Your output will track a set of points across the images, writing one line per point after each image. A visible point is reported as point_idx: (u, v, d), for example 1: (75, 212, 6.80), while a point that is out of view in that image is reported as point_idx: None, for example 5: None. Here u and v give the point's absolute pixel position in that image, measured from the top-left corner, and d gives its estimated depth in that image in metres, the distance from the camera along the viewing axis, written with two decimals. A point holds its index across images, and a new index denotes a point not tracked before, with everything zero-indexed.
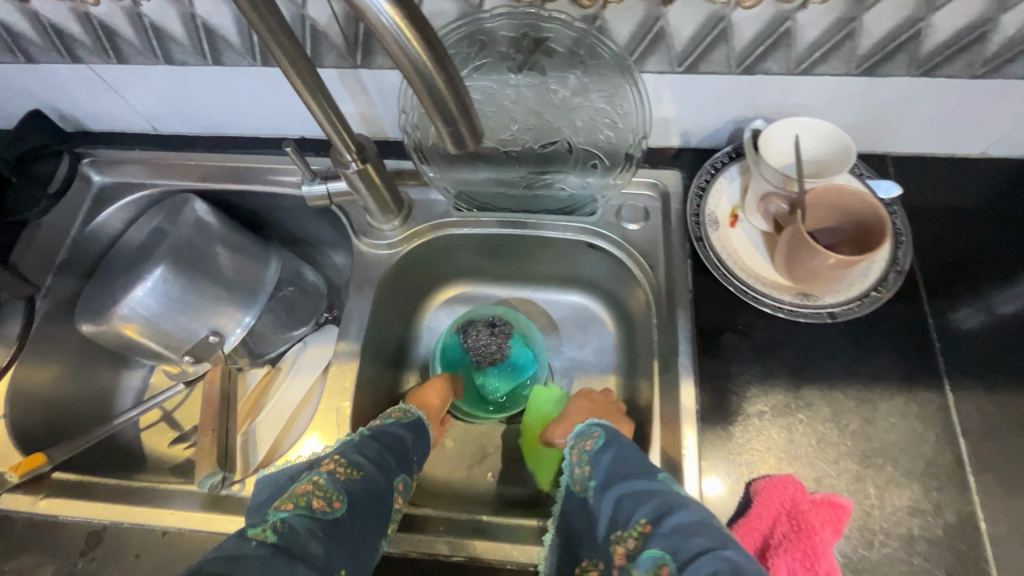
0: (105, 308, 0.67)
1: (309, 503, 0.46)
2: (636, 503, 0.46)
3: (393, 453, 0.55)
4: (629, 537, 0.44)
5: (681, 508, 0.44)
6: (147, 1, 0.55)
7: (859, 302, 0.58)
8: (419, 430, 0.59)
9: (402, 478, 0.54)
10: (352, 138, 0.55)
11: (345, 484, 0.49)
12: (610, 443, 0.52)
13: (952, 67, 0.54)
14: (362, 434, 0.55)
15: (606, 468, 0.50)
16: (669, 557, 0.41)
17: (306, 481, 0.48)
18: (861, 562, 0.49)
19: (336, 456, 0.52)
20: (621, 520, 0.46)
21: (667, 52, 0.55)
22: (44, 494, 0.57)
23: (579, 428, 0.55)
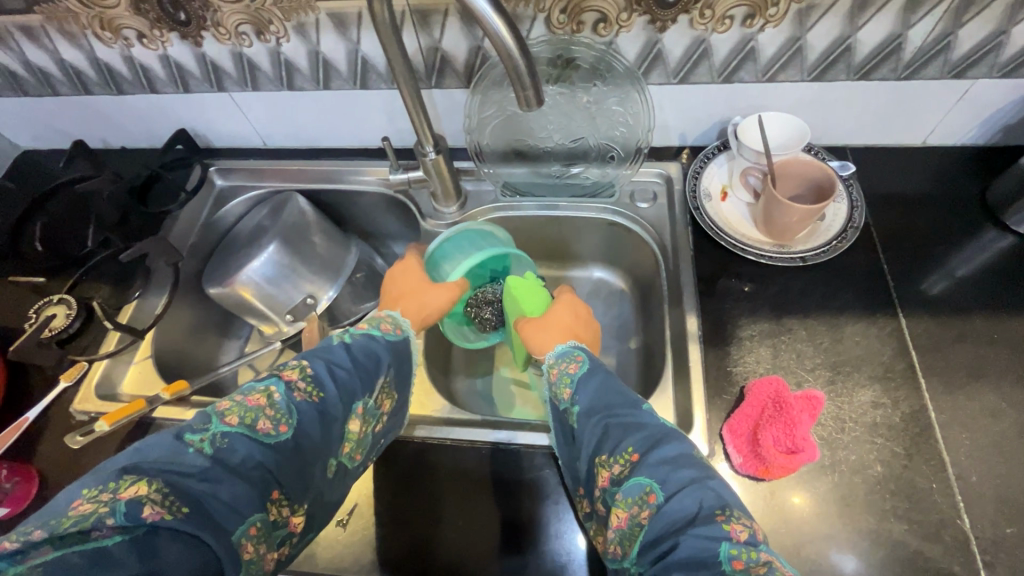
0: (227, 275, 0.85)
1: (255, 422, 0.48)
2: (625, 434, 0.51)
3: (362, 377, 0.56)
4: (616, 464, 0.50)
5: (669, 441, 0.50)
6: (286, 44, 0.77)
7: (826, 250, 0.74)
8: (394, 357, 0.61)
9: (362, 402, 0.56)
10: (432, 133, 0.74)
11: (298, 407, 0.50)
12: (594, 371, 0.59)
13: (881, 71, 0.72)
14: (341, 355, 0.56)
15: (592, 397, 0.56)
16: (657, 487, 0.47)
17: (261, 390, 0.50)
18: (835, 441, 0.62)
19: (304, 366, 0.54)
20: (608, 446, 0.52)
21: (665, 67, 0.74)
22: (190, 407, 0.73)
23: (560, 351, 0.62)
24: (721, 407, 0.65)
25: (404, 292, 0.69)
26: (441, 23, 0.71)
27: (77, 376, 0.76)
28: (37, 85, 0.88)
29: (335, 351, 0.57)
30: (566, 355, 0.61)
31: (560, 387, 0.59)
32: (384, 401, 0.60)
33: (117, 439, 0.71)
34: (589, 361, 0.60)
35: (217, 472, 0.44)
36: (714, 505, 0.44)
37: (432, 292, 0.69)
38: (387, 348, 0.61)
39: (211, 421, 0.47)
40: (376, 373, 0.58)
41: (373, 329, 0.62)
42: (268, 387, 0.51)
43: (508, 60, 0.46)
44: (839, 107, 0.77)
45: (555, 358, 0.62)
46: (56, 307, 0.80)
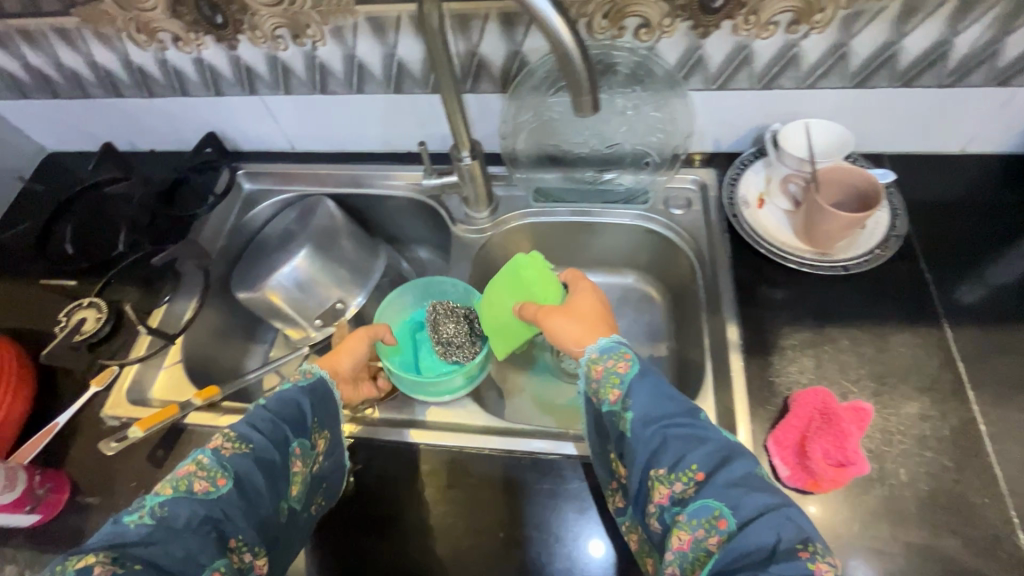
0: (258, 279, 0.85)
1: (190, 485, 0.49)
2: (688, 449, 0.50)
3: (287, 424, 0.56)
4: (679, 482, 0.49)
5: (735, 460, 0.49)
6: (322, 47, 0.76)
7: (868, 258, 0.73)
8: (317, 398, 0.60)
9: (300, 443, 0.57)
10: (469, 139, 0.73)
11: (232, 461, 0.52)
12: (646, 374, 0.56)
13: (924, 78, 0.71)
14: (259, 411, 0.56)
15: (646, 404, 0.54)
16: (727, 511, 0.46)
17: (191, 460, 0.51)
18: (883, 454, 0.61)
19: (228, 429, 0.54)
20: (667, 460, 0.50)
21: (705, 73, 0.73)
22: (223, 412, 0.72)
23: (605, 346, 0.60)
24: (765, 417, 0.64)
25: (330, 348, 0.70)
26: (481, 27, 0.71)
27: (107, 381, 0.75)
28: (68, 87, 0.88)
29: (256, 409, 0.57)
30: (613, 351, 0.59)
31: (607, 387, 0.57)
32: (319, 439, 0.60)
33: (150, 444, 0.70)
34: (638, 361, 0.58)
35: (161, 535, 0.46)
36: (793, 538, 0.44)
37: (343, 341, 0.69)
38: (305, 393, 0.60)
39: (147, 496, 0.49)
40: (301, 416, 0.58)
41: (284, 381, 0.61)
42: (196, 452, 0.52)
43: (569, 65, 0.46)
44: (879, 114, 0.77)
45: (598, 351, 0.59)
46: (86, 310, 0.79)
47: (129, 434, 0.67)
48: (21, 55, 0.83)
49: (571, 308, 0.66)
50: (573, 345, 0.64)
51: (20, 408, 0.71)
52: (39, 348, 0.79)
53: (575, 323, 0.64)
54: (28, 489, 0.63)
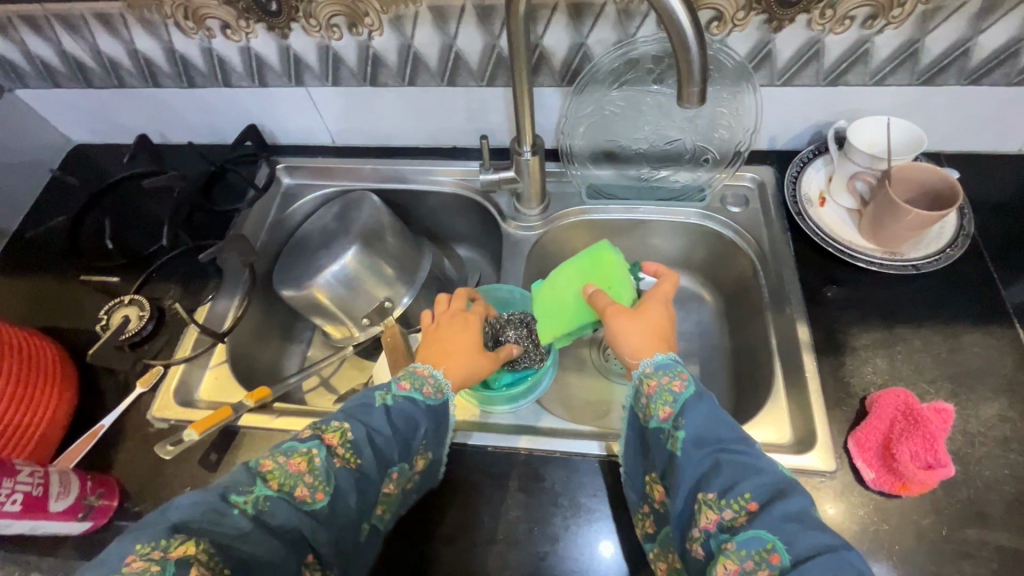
0: (302, 277, 0.81)
1: (294, 488, 0.48)
2: (741, 475, 0.47)
3: (399, 444, 0.54)
4: (729, 508, 0.46)
5: (793, 494, 0.46)
6: (378, 37, 0.74)
7: (938, 257, 0.72)
8: (437, 419, 0.57)
9: (399, 468, 0.54)
10: (532, 133, 0.72)
11: (337, 473, 0.50)
12: (702, 396, 0.53)
13: (993, 76, 0.70)
14: (382, 419, 0.54)
15: (699, 423, 0.51)
16: (781, 545, 0.42)
17: (305, 452, 0.49)
18: (965, 456, 0.60)
19: (345, 429, 0.52)
20: (717, 485, 0.47)
21: (771, 68, 0.72)
22: (278, 415, 0.69)
23: (660, 360, 0.56)
24: (842, 419, 0.63)
25: (442, 348, 0.62)
26: (547, 18, 0.69)
27: (152, 383, 0.72)
28: (104, 76, 0.85)
29: (377, 414, 0.54)
30: (667, 367, 0.56)
31: (657, 403, 0.54)
32: (422, 459, 0.57)
33: (203, 448, 0.67)
34: (693, 381, 0.55)
35: (255, 536, 0.44)
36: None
37: (465, 353, 0.62)
38: (427, 412, 0.56)
39: (255, 483, 0.47)
40: (413, 438, 0.55)
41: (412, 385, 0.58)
42: (311, 448, 0.50)
43: (682, 52, 0.45)
44: (944, 112, 0.75)
45: (654, 366, 0.56)
46: (128, 308, 0.76)
47: (184, 437, 0.65)
48: (57, 42, 0.80)
49: (638, 313, 0.62)
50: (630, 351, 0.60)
51: (64, 409, 0.68)
52: (79, 348, 0.76)
53: (640, 330, 0.60)
54: (80, 496, 0.60)
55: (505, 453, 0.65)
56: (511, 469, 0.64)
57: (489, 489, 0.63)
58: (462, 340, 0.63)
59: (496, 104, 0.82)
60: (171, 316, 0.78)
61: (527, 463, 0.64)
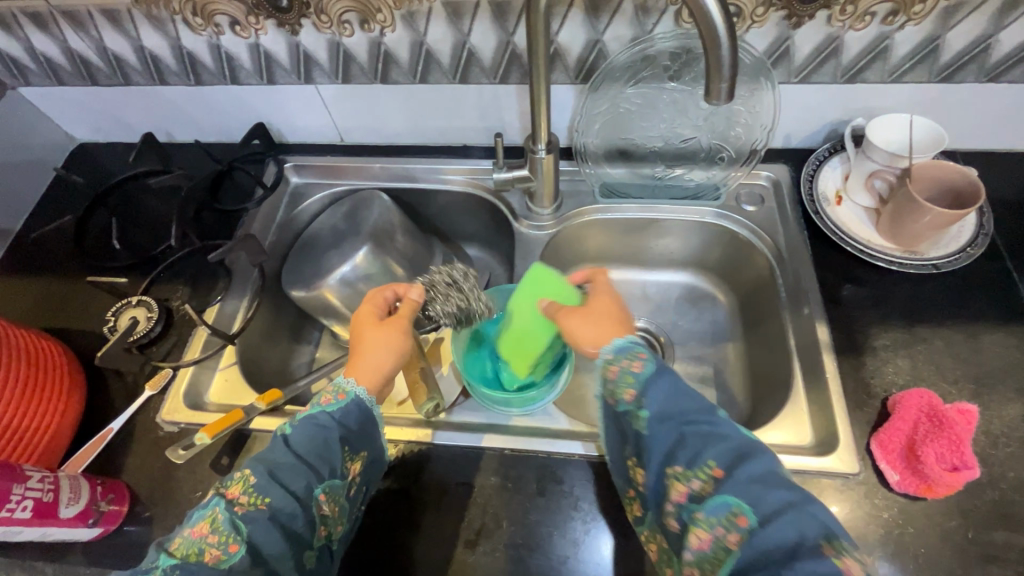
0: (312, 277, 0.80)
1: (201, 554, 0.45)
2: (705, 445, 0.47)
3: (312, 467, 0.51)
4: (696, 478, 0.46)
5: (755, 456, 0.46)
6: (390, 33, 0.73)
7: (958, 256, 0.71)
8: (347, 428, 0.55)
9: (326, 488, 0.51)
10: (547, 131, 0.71)
11: (246, 520, 0.47)
12: (662, 371, 0.52)
13: (1014, 73, 0.69)
14: (281, 452, 0.51)
15: (662, 401, 0.50)
16: (746, 507, 0.43)
17: (206, 516, 0.47)
18: (990, 458, 0.59)
19: (246, 476, 0.49)
20: (684, 458, 0.47)
21: (789, 66, 0.71)
22: (291, 417, 0.68)
23: (619, 346, 0.54)
24: (864, 420, 0.62)
25: (353, 351, 0.61)
26: (563, 14, 0.68)
27: (162, 385, 0.71)
28: (109, 74, 0.83)
29: (276, 449, 0.52)
30: (627, 350, 0.54)
31: (621, 387, 0.52)
32: (352, 465, 0.55)
33: (214, 451, 0.66)
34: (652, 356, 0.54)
35: None
36: (816, 536, 0.40)
37: (375, 355, 0.60)
38: (335, 424, 0.54)
39: (159, 559, 0.45)
40: (327, 454, 0.52)
41: (315, 404, 0.56)
42: (211, 508, 0.47)
43: (713, 52, 0.45)
44: (963, 109, 0.75)
45: (614, 352, 0.54)
46: (136, 309, 0.75)
47: (195, 441, 0.63)
48: (62, 39, 0.79)
49: (587, 308, 0.60)
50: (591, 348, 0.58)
51: (72, 412, 0.66)
52: (86, 349, 0.75)
53: (594, 325, 0.58)
54: (90, 502, 0.59)
55: (522, 455, 0.64)
56: (529, 471, 0.63)
57: (506, 493, 0.62)
58: (360, 344, 0.61)
59: (510, 101, 0.81)
60: (180, 318, 0.77)
61: (545, 466, 0.63)
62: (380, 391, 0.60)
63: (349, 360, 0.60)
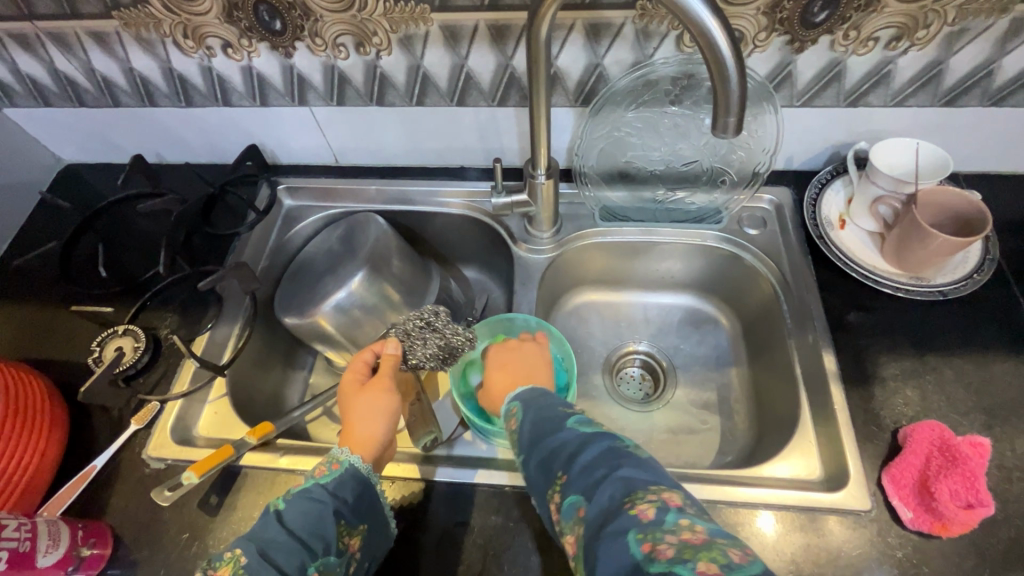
0: (306, 303, 0.77)
1: None
2: (553, 458, 0.50)
3: (305, 543, 0.48)
4: (552, 493, 0.48)
5: (589, 446, 0.48)
6: (387, 57, 0.72)
7: (964, 283, 0.70)
8: (342, 500, 0.52)
9: (321, 567, 0.48)
10: (547, 156, 0.69)
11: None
12: (527, 403, 0.56)
13: (1017, 98, 0.69)
14: (275, 530, 0.49)
15: (525, 434, 0.53)
16: (581, 498, 0.45)
17: None
18: (1004, 493, 0.58)
19: (237, 556, 0.47)
20: (547, 480, 0.50)
21: (792, 90, 0.70)
22: (284, 452, 0.66)
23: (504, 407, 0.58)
24: (876, 454, 0.61)
25: (346, 423, 0.60)
26: (562, 38, 0.67)
27: (147, 420, 0.68)
28: (97, 96, 0.81)
29: (269, 526, 0.49)
30: (507, 412, 0.58)
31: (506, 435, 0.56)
32: (349, 540, 0.52)
33: (203, 491, 0.63)
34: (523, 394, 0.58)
35: None
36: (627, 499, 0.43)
37: (368, 425, 0.59)
38: (330, 496, 0.52)
39: None
40: (323, 529, 0.50)
41: (308, 476, 0.55)
42: None
43: (721, 86, 0.44)
44: (966, 132, 0.74)
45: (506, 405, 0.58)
46: (121, 339, 0.73)
47: (183, 481, 0.60)
48: (49, 60, 0.77)
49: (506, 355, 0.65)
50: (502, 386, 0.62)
51: (53, 452, 0.64)
52: (70, 381, 0.72)
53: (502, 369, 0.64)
54: (71, 548, 0.56)
55: (524, 492, 0.61)
56: (530, 510, 0.60)
57: (507, 533, 0.59)
58: (353, 413, 0.60)
59: (508, 124, 0.79)
60: (168, 347, 0.75)
61: None
62: (379, 460, 0.60)
63: (342, 433, 0.59)
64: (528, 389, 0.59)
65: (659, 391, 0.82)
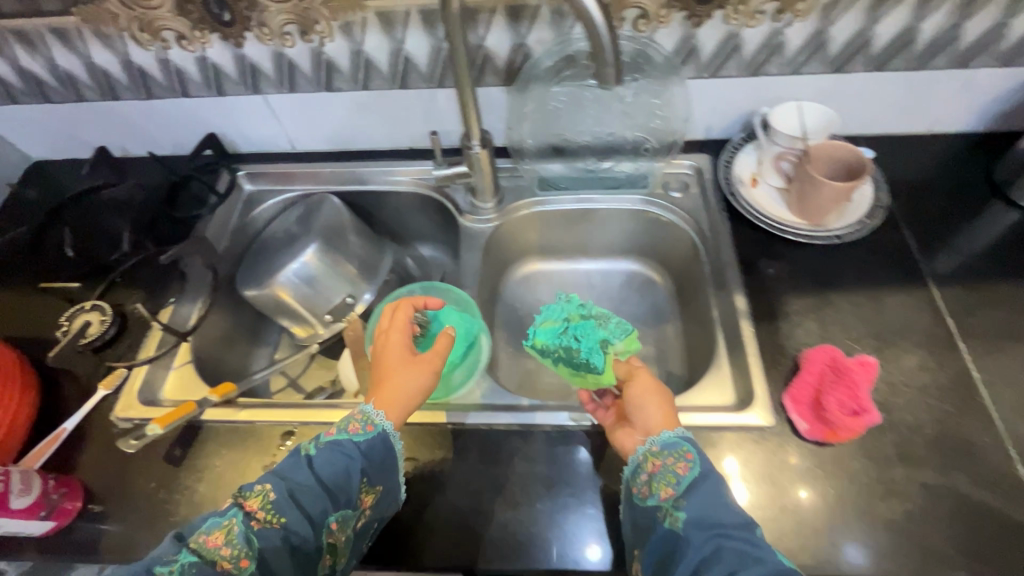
0: (266, 275, 0.83)
1: (216, 563, 0.48)
2: (744, 562, 0.47)
3: (332, 494, 0.53)
4: None
5: None
6: (330, 43, 0.78)
7: (856, 227, 0.79)
8: (372, 460, 0.57)
9: (339, 516, 0.53)
10: (479, 127, 0.76)
11: (260, 536, 0.50)
12: (705, 478, 0.53)
13: (896, 62, 0.77)
14: (305, 475, 0.54)
15: (702, 507, 0.51)
16: None
17: (222, 526, 0.50)
18: (890, 404, 0.65)
19: (266, 491, 0.53)
20: (720, 571, 0.47)
21: (699, 62, 0.78)
22: (243, 408, 0.71)
23: (666, 439, 0.56)
24: (780, 378, 0.68)
25: (382, 377, 0.62)
26: (487, 21, 0.74)
27: (115, 384, 0.73)
28: (61, 92, 0.87)
29: (300, 470, 0.54)
30: (673, 446, 0.56)
31: (660, 483, 0.54)
32: (365, 497, 0.56)
33: (168, 444, 0.68)
34: (698, 461, 0.55)
35: None
36: None
37: (402, 381, 0.61)
38: (360, 452, 0.56)
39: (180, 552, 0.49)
40: (347, 484, 0.54)
41: (340, 427, 0.59)
42: (230, 518, 0.51)
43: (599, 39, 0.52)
44: (858, 96, 0.83)
45: (661, 445, 0.56)
46: (89, 313, 0.77)
47: (148, 432, 0.67)
48: (14, 58, 0.82)
49: (637, 392, 0.61)
50: (639, 424, 0.60)
51: (24, 415, 0.68)
52: (42, 356, 0.76)
53: (657, 403, 0.60)
54: (43, 495, 0.62)
55: (467, 430, 0.67)
56: (471, 442, 0.66)
57: (452, 465, 0.65)
58: (389, 356, 0.63)
59: (447, 104, 0.86)
60: (134, 319, 0.79)
61: (488, 437, 0.67)
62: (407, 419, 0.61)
63: (377, 386, 0.61)
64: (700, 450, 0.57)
65: None
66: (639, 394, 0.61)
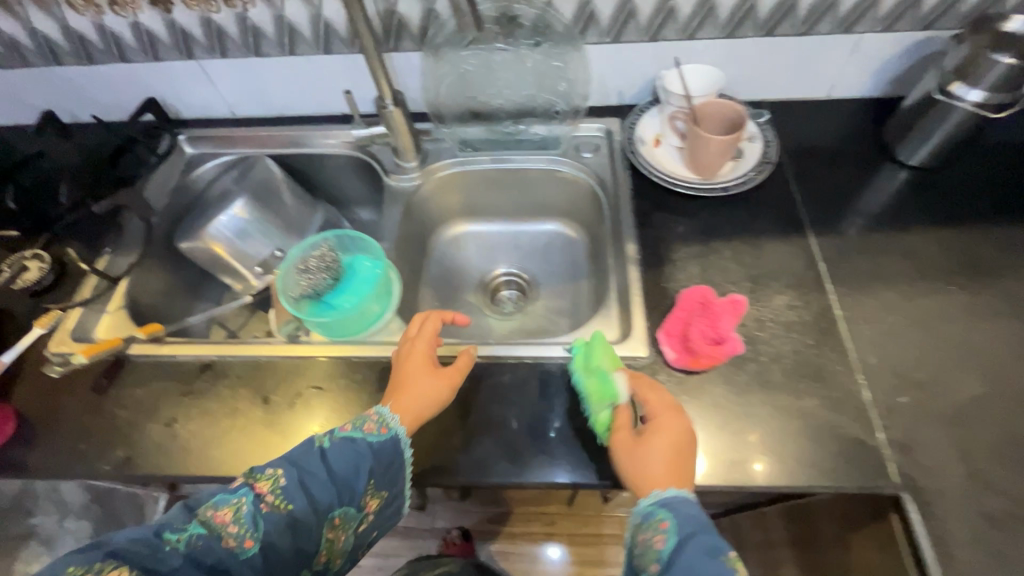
0: (197, 229, 0.88)
1: (223, 539, 0.49)
2: None
3: (338, 488, 0.54)
4: None
5: None
6: (253, 9, 0.83)
7: (744, 180, 0.84)
8: (380, 462, 0.57)
9: (342, 511, 0.55)
10: (390, 86, 0.81)
11: (266, 519, 0.50)
12: (684, 542, 0.49)
13: (783, 27, 0.83)
14: (318, 466, 0.54)
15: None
16: None
17: (232, 503, 0.51)
18: (757, 338, 0.71)
19: (277, 476, 0.53)
20: None
21: (599, 27, 0.84)
22: (166, 344, 0.76)
23: (646, 509, 0.54)
24: (660, 316, 0.73)
25: (398, 386, 0.64)
26: None
27: (50, 324, 0.78)
28: (7, 57, 0.92)
29: (314, 460, 0.55)
30: (650, 518, 0.53)
31: (646, 558, 0.51)
32: (371, 500, 0.57)
33: (95, 375, 0.74)
34: (677, 527, 0.51)
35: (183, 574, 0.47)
36: None
37: (414, 394, 0.63)
38: (371, 452, 0.57)
39: (191, 522, 0.50)
40: (354, 481, 0.55)
41: (356, 425, 0.59)
42: (240, 496, 0.51)
43: None
44: (754, 61, 0.88)
45: (643, 517, 0.53)
46: (29, 262, 0.83)
47: (75, 360, 0.74)
48: None
49: (635, 448, 0.59)
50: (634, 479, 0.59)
51: None
52: None
53: (655, 460, 0.57)
54: None
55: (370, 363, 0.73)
56: (371, 372, 0.72)
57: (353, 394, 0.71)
58: (408, 366, 0.65)
59: (357, 70, 0.91)
60: (72, 268, 0.85)
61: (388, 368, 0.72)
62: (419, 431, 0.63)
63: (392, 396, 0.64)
64: (689, 508, 0.53)
65: (526, 301, 0.96)
66: (637, 452, 0.59)
